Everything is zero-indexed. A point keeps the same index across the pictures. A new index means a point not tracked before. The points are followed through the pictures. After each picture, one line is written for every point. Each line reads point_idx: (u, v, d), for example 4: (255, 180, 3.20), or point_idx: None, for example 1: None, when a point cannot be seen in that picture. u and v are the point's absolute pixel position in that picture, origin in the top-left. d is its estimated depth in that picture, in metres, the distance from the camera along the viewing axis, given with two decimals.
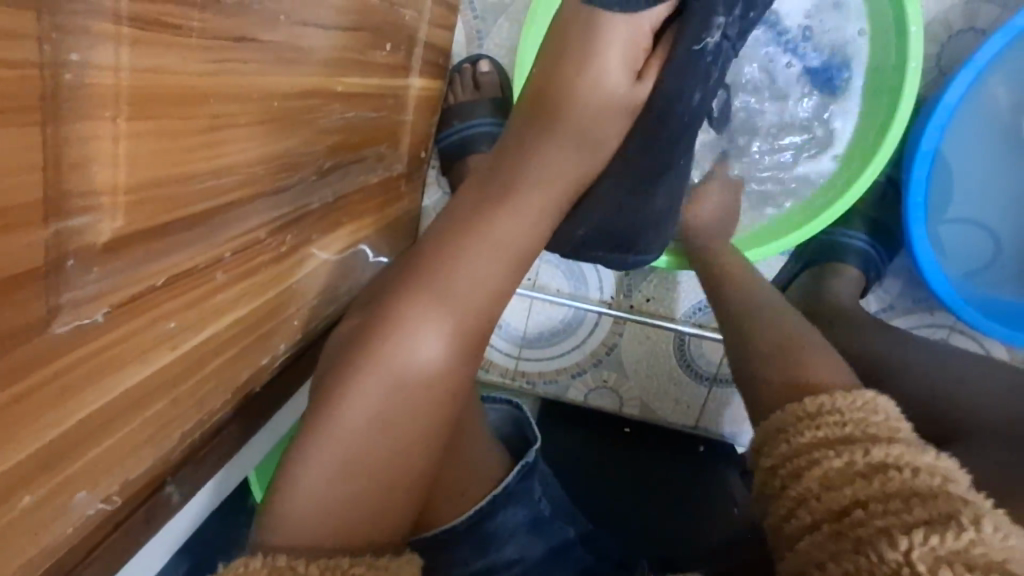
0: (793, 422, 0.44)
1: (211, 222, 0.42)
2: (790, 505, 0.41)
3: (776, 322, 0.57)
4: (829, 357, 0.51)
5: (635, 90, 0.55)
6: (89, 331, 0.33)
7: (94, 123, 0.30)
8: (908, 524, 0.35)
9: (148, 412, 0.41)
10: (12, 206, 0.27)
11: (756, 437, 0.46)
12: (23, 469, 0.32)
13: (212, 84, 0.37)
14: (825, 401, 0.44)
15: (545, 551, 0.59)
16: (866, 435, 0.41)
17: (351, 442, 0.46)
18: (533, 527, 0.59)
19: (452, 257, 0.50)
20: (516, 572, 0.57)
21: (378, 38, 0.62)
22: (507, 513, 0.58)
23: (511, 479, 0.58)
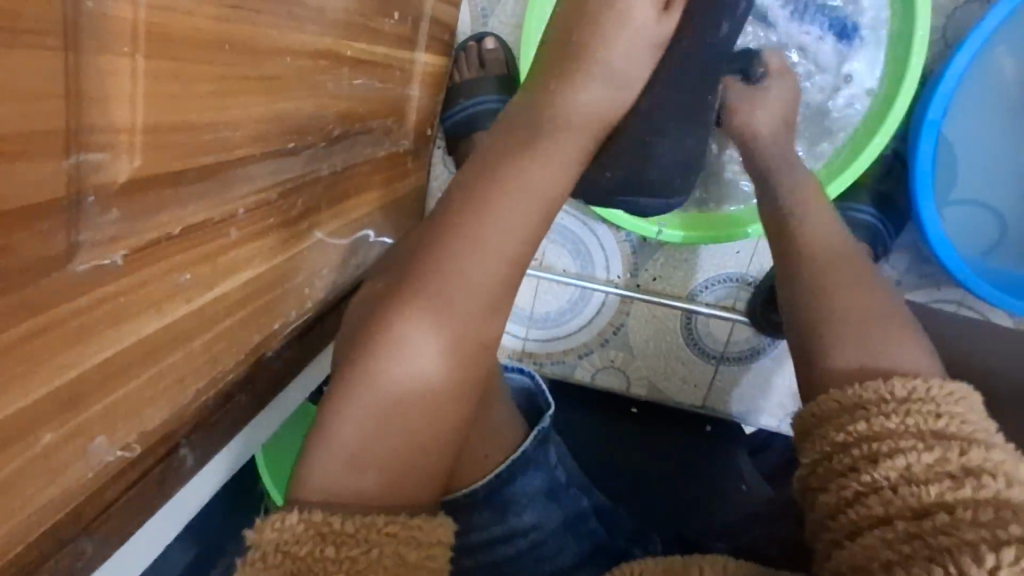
0: (875, 401, 0.44)
1: (225, 176, 0.42)
2: (859, 490, 0.40)
3: (832, 268, 0.55)
4: (901, 318, 0.50)
5: (661, 21, 0.56)
6: (108, 272, 0.33)
7: (113, 56, 0.30)
8: (997, 535, 0.33)
9: (163, 364, 0.41)
10: (33, 132, 0.27)
11: (828, 412, 0.46)
12: (42, 407, 0.32)
13: (229, 31, 0.37)
14: (919, 389, 0.43)
15: (562, 520, 0.58)
16: (961, 437, 0.40)
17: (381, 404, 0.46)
18: (549, 495, 0.59)
19: (467, 216, 0.49)
20: (532, 538, 0.57)
21: (384, 7, 0.62)
22: (526, 479, 0.57)
23: (527, 446, 0.58)
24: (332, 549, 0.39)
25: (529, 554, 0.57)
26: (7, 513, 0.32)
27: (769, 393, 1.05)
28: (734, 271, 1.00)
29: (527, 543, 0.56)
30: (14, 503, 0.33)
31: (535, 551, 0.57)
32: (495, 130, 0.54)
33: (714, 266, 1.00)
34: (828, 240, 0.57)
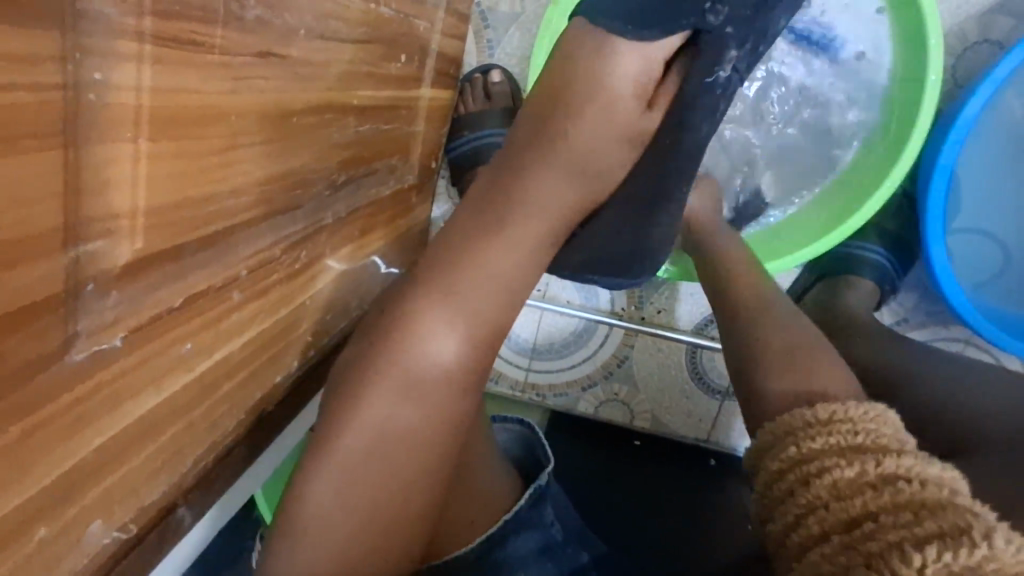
0: (796, 426, 0.43)
1: (228, 242, 0.41)
2: (797, 512, 0.39)
3: (759, 319, 0.55)
4: (823, 350, 0.50)
5: (645, 118, 0.51)
6: (107, 357, 0.32)
7: (113, 145, 0.29)
8: (919, 537, 0.33)
9: (161, 439, 0.39)
10: (30, 232, 0.26)
11: (762, 438, 0.45)
12: (35, 503, 0.31)
13: (232, 101, 0.36)
14: (832, 411, 0.42)
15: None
16: (878, 446, 0.39)
17: (365, 463, 0.47)
18: (543, 555, 0.57)
19: (460, 282, 0.49)
20: None
21: (392, 51, 0.61)
22: (518, 542, 0.56)
23: (520, 506, 0.57)
24: None
25: None
26: None
27: None
28: None
29: None
30: None
31: None
32: (508, 183, 0.52)
33: None
34: (754, 295, 0.58)
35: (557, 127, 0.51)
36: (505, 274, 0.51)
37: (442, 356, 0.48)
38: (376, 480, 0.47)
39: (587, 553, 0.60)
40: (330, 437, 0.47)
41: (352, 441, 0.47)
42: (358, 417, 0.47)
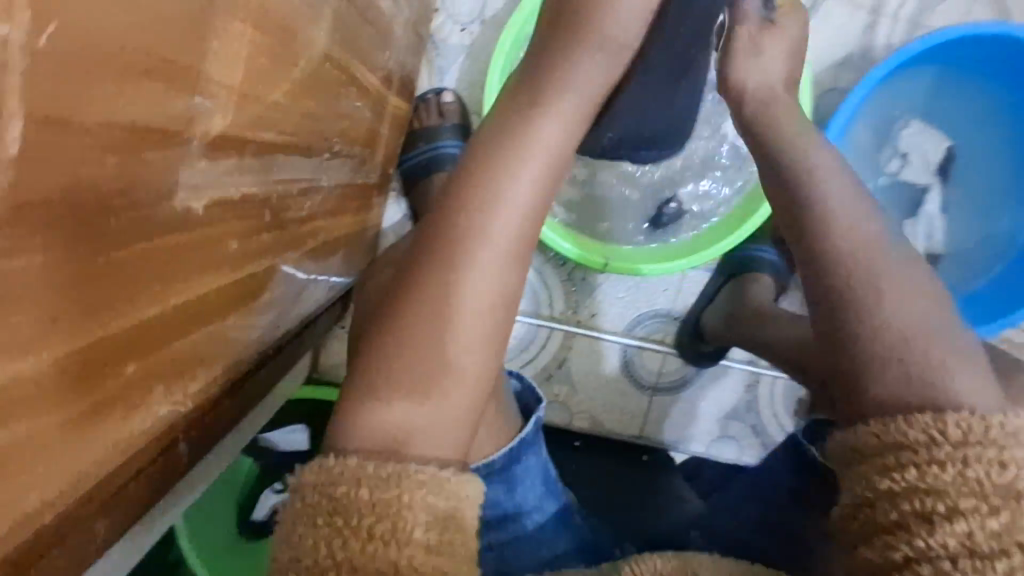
0: (953, 441, 0.43)
1: (269, 158, 0.45)
2: (911, 551, 0.40)
3: (879, 274, 0.52)
4: (939, 327, 0.50)
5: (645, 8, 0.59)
6: (189, 220, 0.35)
7: (233, 20, 0.33)
8: None
9: (204, 332, 0.41)
10: (181, 64, 0.29)
11: (873, 444, 0.45)
12: (137, 335, 0.32)
13: (295, 20, 0.41)
14: (973, 427, 0.43)
15: (556, 503, 0.65)
16: (1013, 491, 0.41)
17: (408, 386, 0.52)
18: (546, 479, 0.65)
19: (479, 223, 0.56)
20: (538, 513, 0.64)
21: (380, 45, 0.68)
22: (527, 463, 0.63)
23: (526, 433, 0.63)
24: (367, 490, 0.46)
25: (536, 536, 0.63)
26: (86, 457, 0.31)
27: (704, 419, 1.14)
28: (663, 307, 1.11)
29: (531, 519, 0.63)
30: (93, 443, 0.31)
31: (540, 533, 0.63)
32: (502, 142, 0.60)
33: (645, 304, 1.11)
34: (868, 244, 0.53)
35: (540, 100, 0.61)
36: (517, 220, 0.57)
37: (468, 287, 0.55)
38: (417, 405, 0.52)
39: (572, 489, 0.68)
40: (375, 382, 0.53)
41: (397, 370, 0.53)
42: (403, 354, 0.53)
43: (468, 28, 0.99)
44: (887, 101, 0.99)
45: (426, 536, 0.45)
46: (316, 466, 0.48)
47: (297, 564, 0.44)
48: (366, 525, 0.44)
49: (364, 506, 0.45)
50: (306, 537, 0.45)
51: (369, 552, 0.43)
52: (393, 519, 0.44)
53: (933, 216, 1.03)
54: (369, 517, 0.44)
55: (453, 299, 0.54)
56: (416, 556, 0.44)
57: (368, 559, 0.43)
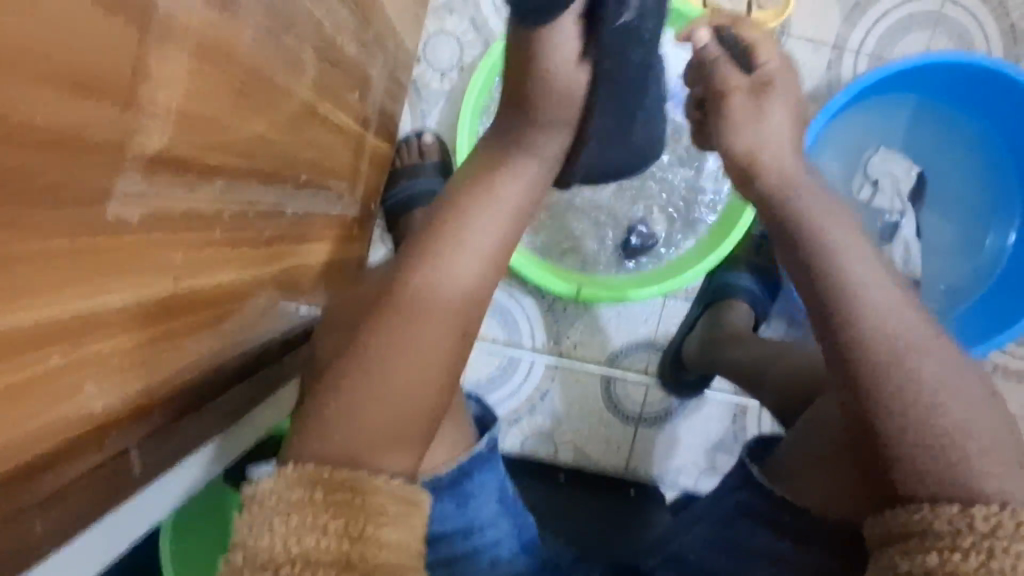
0: (978, 532, 0.45)
1: (219, 178, 0.49)
2: None
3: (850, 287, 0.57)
4: (979, 417, 0.51)
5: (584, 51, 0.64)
6: (123, 225, 0.39)
7: (169, 49, 0.38)
8: None
9: (142, 333, 0.44)
10: (108, 82, 0.34)
11: (899, 525, 0.48)
12: (56, 324, 0.35)
13: (244, 54, 0.46)
14: (1001, 522, 0.45)
15: (513, 525, 0.67)
16: None
17: (356, 403, 0.53)
18: (501, 498, 0.66)
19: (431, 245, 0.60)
20: (492, 532, 0.65)
21: (351, 85, 0.74)
22: (482, 477, 0.65)
23: (482, 447, 0.66)
24: (322, 494, 0.47)
25: (486, 553, 0.64)
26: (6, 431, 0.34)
27: (691, 449, 1.13)
28: (644, 337, 1.12)
29: (484, 537, 0.64)
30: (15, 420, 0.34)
31: (490, 551, 0.64)
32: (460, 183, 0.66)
33: (626, 334, 1.12)
34: (890, 313, 0.55)
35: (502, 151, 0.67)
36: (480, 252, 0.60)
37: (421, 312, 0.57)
38: (365, 419, 0.53)
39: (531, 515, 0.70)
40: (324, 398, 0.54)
41: (349, 392, 0.54)
42: (358, 376, 0.54)
43: (448, 74, 1.05)
44: (851, 130, 1.03)
45: (379, 535, 0.46)
46: (271, 472, 0.48)
47: (251, 565, 0.43)
48: (321, 523, 0.45)
49: (320, 506, 0.46)
50: (260, 537, 0.44)
51: (324, 549, 0.44)
52: (347, 518, 0.45)
53: (908, 242, 1.05)
54: (324, 516, 0.45)
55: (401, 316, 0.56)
56: (371, 553, 0.45)
57: (323, 555, 0.43)
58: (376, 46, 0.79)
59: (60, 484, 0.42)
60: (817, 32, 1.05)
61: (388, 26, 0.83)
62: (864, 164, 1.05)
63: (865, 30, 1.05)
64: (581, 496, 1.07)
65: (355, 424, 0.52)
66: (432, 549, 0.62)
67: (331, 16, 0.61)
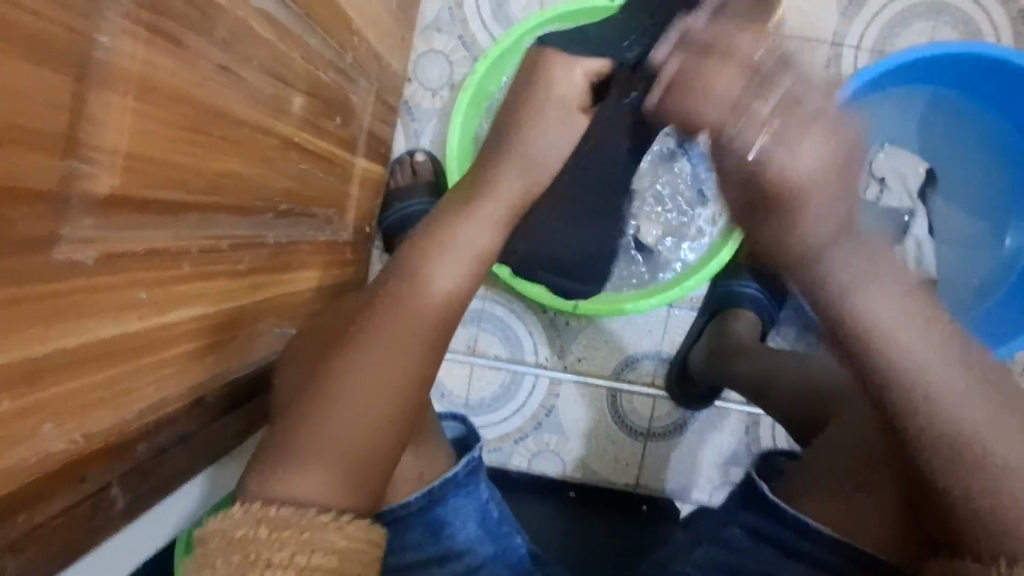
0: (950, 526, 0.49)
1: (185, 214, 0.49)
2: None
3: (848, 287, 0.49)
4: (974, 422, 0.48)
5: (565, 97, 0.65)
6: (79, 268, 0.39)
7: (110, 93, 0.38)
8: None
9: (108, 372, 0.44)
10: (42, 130, 0.34)
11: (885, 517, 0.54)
12: (8, 370, 0.35)
13: (197, 93, 0.47)
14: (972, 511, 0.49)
15: (494, 550, 0.65)
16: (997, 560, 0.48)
17: (326, 435, 0.52)
18: (481, 523, 0.65)
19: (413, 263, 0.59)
20: (471, 559, 0.64)
21: (330, 111, 0.74)
22: (456, 502, 0.64)
23: (459, 470, 0.64)
24: (266, 531, 0.46)
25: None
26: None
27: (695, 464, 1.10)
28: (650, 349, 1.10)
29: (462, 565, 0.63)
30: None
31: None
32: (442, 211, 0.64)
33: (631, 347, 1.10)
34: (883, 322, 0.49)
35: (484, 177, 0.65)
36: (457, 271, 0.59)
37: (391, 334, 0.55)
38: (332, 452, 0.52)
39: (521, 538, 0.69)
40: (294, 429, 0.53)
41: (317, 425, 0.53)
42: (332, 398, 0.53)
43: (438, 94, 1.06)
44: None
45: (326, 564, 0.46)
46: (216, 514, 0.48)
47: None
48: (265, 559, 0.45)
49: (266, 544, 0.46)
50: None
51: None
52: (293, 551, 0.46)
53: (921, 241, 0.99)
54: (269, 552, 0.45)
55: (377, 338, 0.55)
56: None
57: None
58: (357, 72, 0.80)
59: (33, 527, 0.42)
60: (812, 30, 1.02)
61: (369, 51, 0.83)
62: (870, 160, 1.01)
63: (862, 25, 1.02)
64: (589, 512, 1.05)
65: (327, 458, 0.52)
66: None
67: (300, 47, 0.62)
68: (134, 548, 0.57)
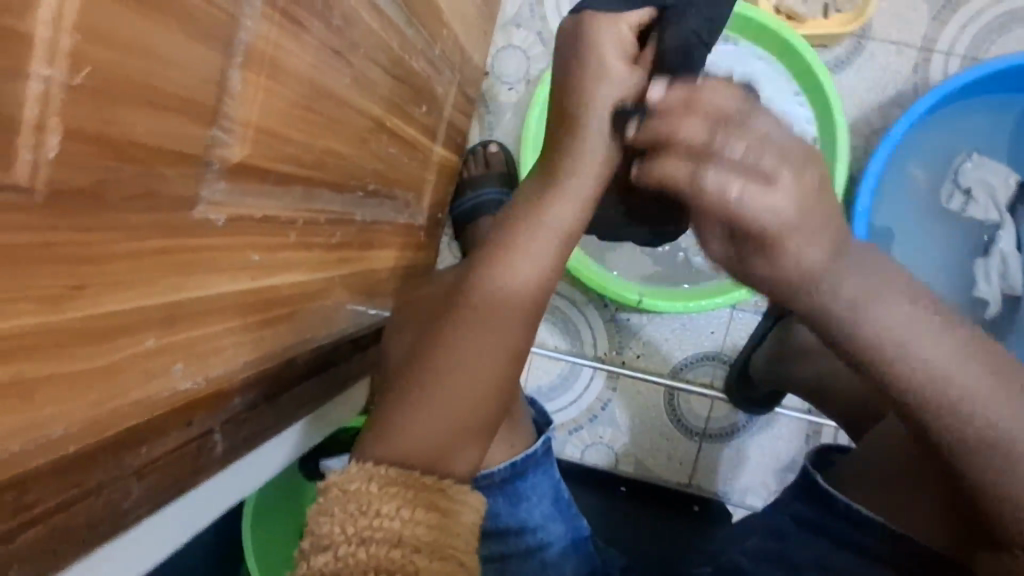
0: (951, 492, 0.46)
1: (294, 187, 0.54)
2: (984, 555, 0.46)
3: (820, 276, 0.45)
4: (951, 364, 0.43)
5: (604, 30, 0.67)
6: (210, 228, 0.44)
7: (248, 72, 0.43)
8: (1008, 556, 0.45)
9: (225, 322, 0.49)
10: (197, 101, 0.39)
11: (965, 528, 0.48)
12: (150, 312, 0.40)
13: (312, 72, 0.51)
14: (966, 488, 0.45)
15: (566, 530, 0.68)
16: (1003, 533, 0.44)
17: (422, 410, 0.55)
18: (555, 502, 0.68)
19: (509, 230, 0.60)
20: (543, 535, 0.66)
21: (416, 100, 0.78)
22: (535, 478, 0.67)
23: (539, 447, 0.67)
24: (376, 485, 0.50)
25: (537, 553, 0.65)
26: (110, 398, 0.39)
27: (754, 470, 1.09)
28: (710, 349, 1.09)
29: (534, 539, 0.65)
30: (117, 390, 0.40)
31: (541, 550, 0.66)
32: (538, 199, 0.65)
33: (692, 346, 1.09)
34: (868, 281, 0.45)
35: (555, 167, 0.63)
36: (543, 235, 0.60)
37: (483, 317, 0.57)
38: (428, 429, 0.55)
39: (586, 522, 0.70)
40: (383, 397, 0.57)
41: (422, 386, 0.56)
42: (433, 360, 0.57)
43: (514, 87, 1.08)
44: (938, 137, 0.97)
45: (426, 518, 0.49)
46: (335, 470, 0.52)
47: (315, 549, 0.47)
48: (375, 508, 0.48)
49: (375, 497, 0.49)
50: (323, 525, 0.48)
51: (374, 530, 0.46)
52: (399, 503, 0.49)
53: (1008, 256, 0.96)
54: (379, 503, 0.49)
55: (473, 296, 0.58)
56: (419, 533, 0.47)
57: (374, 535, 0.46)
58: (442, 63, 0.83)
59: (154, 459, 0.47)
60: (902, 33, 0.99)
61: (455, 43, 0.87)
62: (954, 170, 0.98)
63: (956, 29, 0.99)
64: (643, 508, 1.06)
65: (417, 429, 0.55)
66: (486, 543, 0.65)
67: (397, 35, 0.65)
68: (224, 494, 0.62)
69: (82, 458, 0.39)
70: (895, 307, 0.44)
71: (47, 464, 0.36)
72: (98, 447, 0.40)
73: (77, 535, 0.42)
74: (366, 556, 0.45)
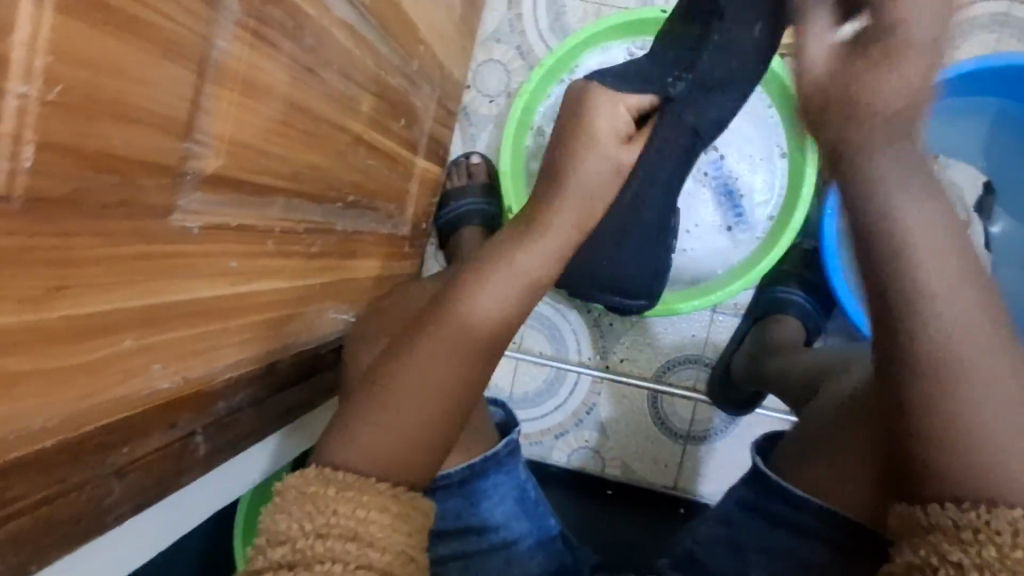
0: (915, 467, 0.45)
1: (270, 197, 0.56)
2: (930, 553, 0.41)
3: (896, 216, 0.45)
4: (971, 316, 0.44)
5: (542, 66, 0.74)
6: (186, 236, 0.46)
7: (221, 88, 0.45)
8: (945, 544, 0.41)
9: (204, 326, 0.52)
10: (171, 115, 0.41)
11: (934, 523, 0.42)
12: (129, 314, 0.42)
13: (286, 88, 0.53)
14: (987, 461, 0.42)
15: (532, 530, 0.69)
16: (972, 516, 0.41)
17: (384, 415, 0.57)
18: (519, 502, 0.70)
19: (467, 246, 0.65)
20: (506, 533, 0.68)
21: (394, 114, 0.81)
22: (496, 479, 0.68)
23: (500, 448, 0.69)
24: (332, 488, 0.52)
25: (502, 549, 0.67)
26: (89, 395, 0.42)
27: (731, 473, 1.11)
28: (692, 351, 1.11)
29: (497, 537, 0.67)
30: (97, 388, 0.42)
31: (506, 547, 0.68)
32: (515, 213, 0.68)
33: (674, 349, 1.12)
34: (926, 219, 0.45)
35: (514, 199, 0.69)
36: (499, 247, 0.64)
37: (452, 327, 0.60)
38: (387, 436, 0.56)
39: (553, 518, 0.72)
40: (359, 397, 0.59)
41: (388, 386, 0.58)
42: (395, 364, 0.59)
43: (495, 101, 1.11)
44: None
45: (381, 516, 0.51)
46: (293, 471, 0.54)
47: (272, 543, 0.49)
48: (331, 508, 0.50)
49: (331, 498, 0.51)
50: (280, 523, 0.50)
51: (331, 527, 0.49)
52: (354, 505, 0.51)
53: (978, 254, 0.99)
54: (333, 502, 0.50)
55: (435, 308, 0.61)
56: (374, 530, 0.49)
57: (330, 531, 0.48)
58: (421, 78, 0.87)
59: (134, 460, 0.49)
60: None
61: (433, 60, 0.90)
62: None
63: None
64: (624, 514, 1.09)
65: (378, 436, 0.56)
66: (444, 543, 0.66)
67: (372, 52, 0.68)
68: (208, 497, 0.64)
69: (62, 455, 0.41)
70: (926, 206, 0.45)
71: (27, 456, 0.39)
72: (80, 442, 0.42)
73: (62, 529, 0.44)
74: (323, 550, 0.47)
